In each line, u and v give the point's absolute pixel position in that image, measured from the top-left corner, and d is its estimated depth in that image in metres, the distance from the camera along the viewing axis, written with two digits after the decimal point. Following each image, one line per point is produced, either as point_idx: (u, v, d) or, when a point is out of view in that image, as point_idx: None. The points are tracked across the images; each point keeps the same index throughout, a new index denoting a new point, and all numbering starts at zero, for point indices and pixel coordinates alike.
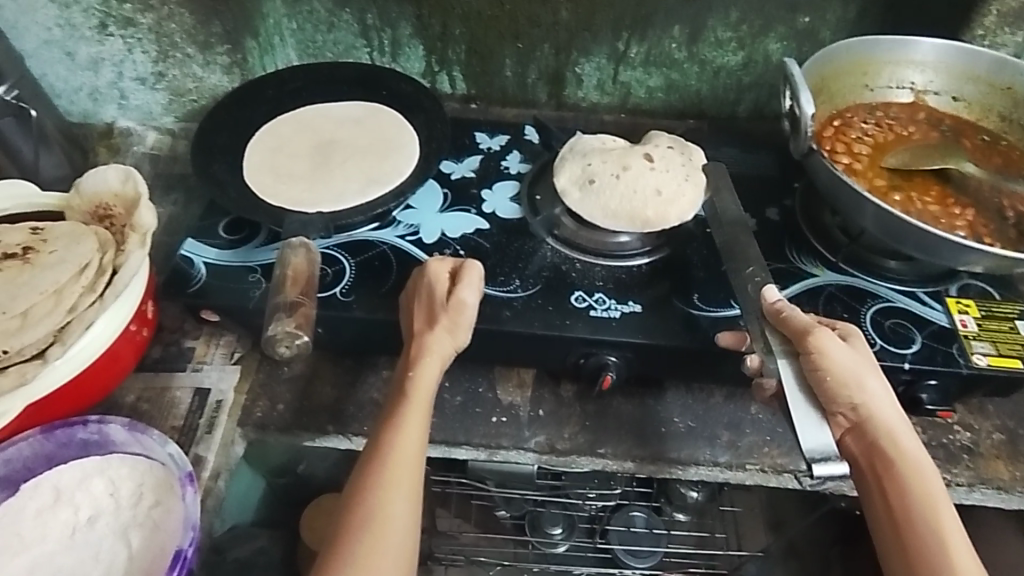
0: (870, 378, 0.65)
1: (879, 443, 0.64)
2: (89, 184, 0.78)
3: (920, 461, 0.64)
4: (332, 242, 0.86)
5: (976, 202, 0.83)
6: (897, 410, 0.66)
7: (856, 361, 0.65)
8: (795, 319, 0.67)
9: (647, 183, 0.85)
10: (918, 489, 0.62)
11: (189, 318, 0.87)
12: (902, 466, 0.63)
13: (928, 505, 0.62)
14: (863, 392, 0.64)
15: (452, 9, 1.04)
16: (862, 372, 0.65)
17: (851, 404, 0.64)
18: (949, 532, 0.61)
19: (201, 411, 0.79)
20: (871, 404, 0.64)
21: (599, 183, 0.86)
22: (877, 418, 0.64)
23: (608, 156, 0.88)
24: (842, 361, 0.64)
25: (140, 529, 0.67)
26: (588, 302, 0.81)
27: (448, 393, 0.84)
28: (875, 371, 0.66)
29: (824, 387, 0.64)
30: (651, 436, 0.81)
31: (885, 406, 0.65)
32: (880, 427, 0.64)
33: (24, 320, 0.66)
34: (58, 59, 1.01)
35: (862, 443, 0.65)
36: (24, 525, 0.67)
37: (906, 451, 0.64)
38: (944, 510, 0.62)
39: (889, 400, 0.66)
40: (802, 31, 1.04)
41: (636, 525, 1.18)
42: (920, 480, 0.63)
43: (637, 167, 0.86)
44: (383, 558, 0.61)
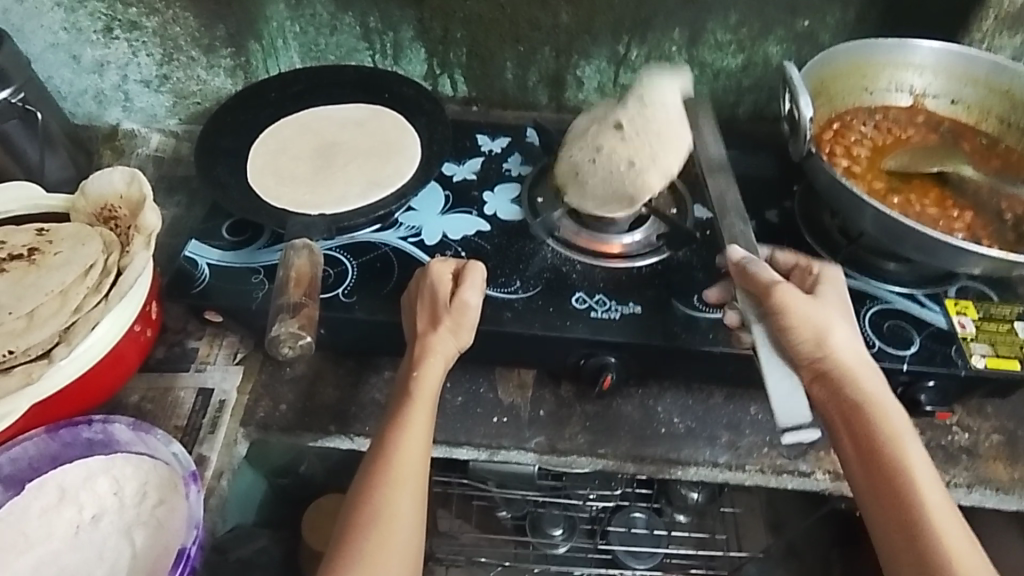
0: (836, 325, 0.68)
1: (844, 390, 0.66)
2: (95, 186, 0.79)
3: (886, 403, 0.66)
4: (334, 244, 0.87)
5: (975, 205, 0.83)
6: (861, 353, 0.68)
7: (823, 311, 0.68)
8: (760, 278, 0.68)
9: (621, 157, 0.85)
10: (885, 430, 0.65)
11: (193, 319, 0.87)
12: (868, 408, 0.66)
13: (895, 447, 0.64)
14: (830, 340, 0.67)
15: (454, 13, 1.05)
16: (830, 321, 0.68)
17: (819, 352, 0.67)
18: (915, 469, 0.64)
19: (204, 411, 0.80)
20: (837, 351, 0.67)
21: (582, 173, 0.87)
22: (845, 365, 0.67)
23: (590, 141, 0.88)
24: (805, 312, 0.67)
25: (144, 528, 0.68)
26: (588, 303, 0.81)
27: (450, 393, 0.85)
28: (843, 319, 0.69)
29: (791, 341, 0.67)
30: (651, 437, 0.82)
31: (851, 350, 0.68)
32: (845, 371, 0.67)
33: (30, 320, 0.67)
34: (64, 62, 1.02)
35: (828, 390, 0.67)
36: (29, 523, 0.67)
37: (871, 395, 0.66)
38: (911, 449, 0.65)
39: (855, 345, 0.68)
40: (801, 34, 1.05)
41: (636, 527, 1.19)
42: (886, 422, 0.65)
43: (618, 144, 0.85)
44: (390, 556, 0.61)
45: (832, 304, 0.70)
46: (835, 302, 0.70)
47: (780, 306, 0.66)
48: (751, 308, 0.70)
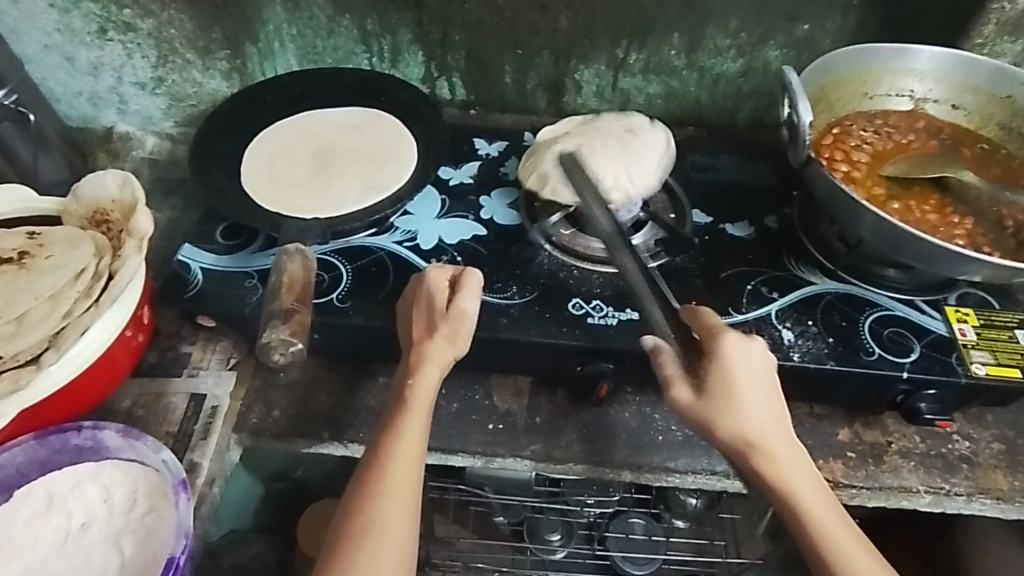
0: (742, 407, 0.64)
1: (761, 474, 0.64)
2: (88, 189, 0.79)
3: (797, 479, 0.63)
4: (330, 248, 0.86)
5: (975, 212, 0.82)
6: (772, 427, 0.65)
7: (725, 394, 0.64)
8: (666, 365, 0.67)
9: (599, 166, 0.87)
10: (804, 513, 0.62)
11: (186, 323, 0.87)
12: (786, 491, 0.63)
13: (819, 526, 0.62)
14: (734, 427, 0.64)
15: (452, 17, 1.05)
16: (732, 402, 0.64)
17: (727, 442, 0.64)
18: (844, 546, 0.61)
19: (197, 417, 0.79)
20: (746, 436, 0.64)
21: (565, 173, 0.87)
22: (755, 448, 0.64)
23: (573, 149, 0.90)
24: (705, 401, 0.64)
25: (133, 536, 0.67)
26: (585, 309, 0.80)
27: (445, 400, 0.84)
28: (746, 397, 0.65)
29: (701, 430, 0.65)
30: (648, 445, 0.81)
31: (758, 429, 0.64)
32: (757, 456, 0.64)
33: (20, 324, 0.66)
34: (59, 64, 1.01)
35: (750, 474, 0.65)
36: (16, 531, 0.66)
37: (785, 473, 0.64)
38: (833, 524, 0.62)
39: (762, 421, 0.65)
40: (801, 39, 1.05)
41: (635, 532, 1.18)
42: (806, 500, 0.63)
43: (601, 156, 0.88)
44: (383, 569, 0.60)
45: (736, 384, 0.65)
46: (740, 380, 0.65)
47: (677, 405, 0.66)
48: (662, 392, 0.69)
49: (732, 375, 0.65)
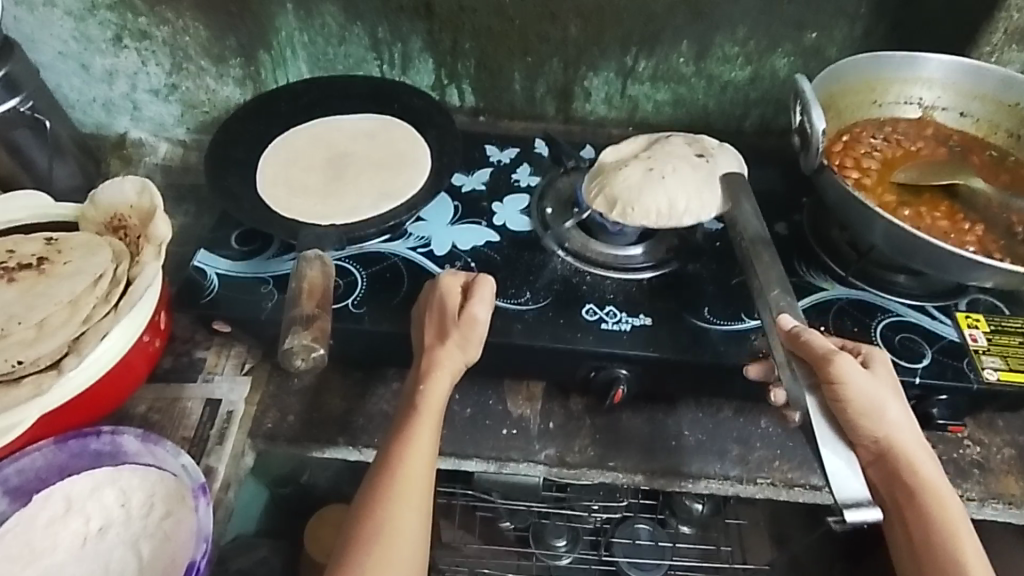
0: (895, 402, 0.65)
1: (899, 473, 0.64)
2: (105, 196, 0.79)
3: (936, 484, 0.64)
4: (345, 254, 0.87)
5: (986, 219, 0.83)
6: (910, 436, 0.65)
7: (881, 389, 0.64)
8: (816, 344, 0.63)
9: (661, 191, 0.83)
10: (940, 521, 0.63)
11: (201, 329, 0.87)
12: (923, 495, 0.63)
13: (950, 535, 0.62)
14: (886, 422, 0.63)
15: (463, 24, 1.05)
16: (888, 398, 0.64)
17: (874, 434, 0.64)
18: (971, 556, 0.61)
19: (212, 422, 0.79)
20: (895, 434, 0.64)
21: (625, 194, 0.83)
22: (900, 449, 0.64)
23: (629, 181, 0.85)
24: (864, 388, 0.62)
25: (151, 540, 0.67)
26: (598, 315, 0.81)
27: (458, 405, 0.84)
28: (899, 400, 0.65)
29: (848, 418, 0.62)
30: (661, 450, 0.81)
31: (906, 430, 0.65)
32: (900, 457, 0.64)
33: (39, 331, 0.67)
34: (74, 70, 1.03)
35: (883, 471, 0.65)
36: (35, 535, 0.67)
37: (925, 477, 0.64)
38: (966, 534, 0.63)
39: (908, 425, 0.65)
40: (809, 48, 1.06)
41: (641, 538, 1.18)
42: (941, 506, 0.63)
43: (657, 177, 0.84)
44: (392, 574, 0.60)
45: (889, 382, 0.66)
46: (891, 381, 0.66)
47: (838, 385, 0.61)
48: (803, 377, 0.64)
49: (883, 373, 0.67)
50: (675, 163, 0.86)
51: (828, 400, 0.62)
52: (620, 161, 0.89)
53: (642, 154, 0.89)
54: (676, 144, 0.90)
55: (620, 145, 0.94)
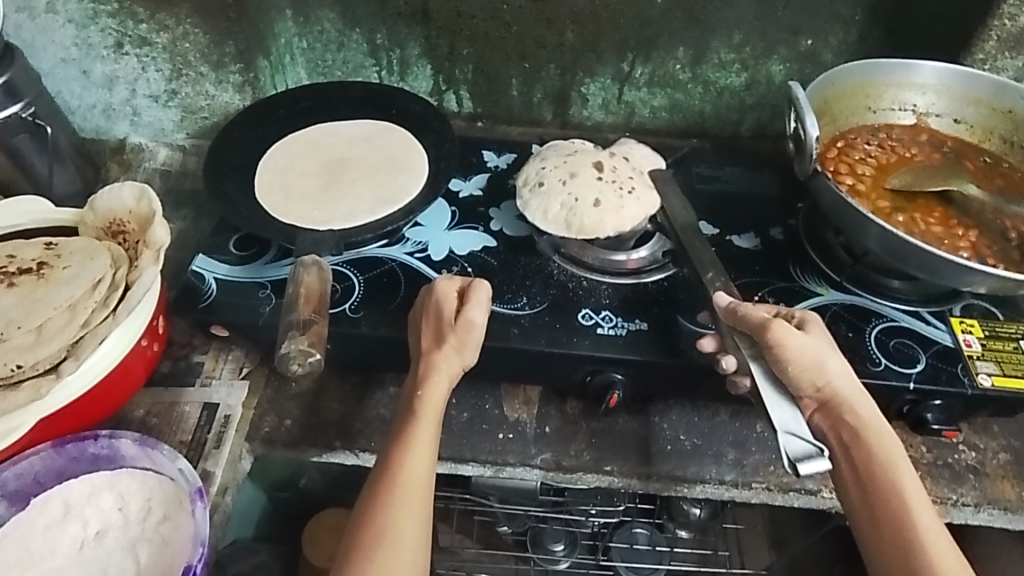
0: (831, 353, 0.68)
1: (845, 421, 0.66)
2: (104, 201, 0.79)
3: (874, 422, 0.65)
4: (342, 259, 0.87)
5: (980, 224, 0.83)
6: (852, 385, 0.67)
7: (813, 344, 0.67)
8: (751, 315, 0.69)
9: (589, 193, 0.87)
10: (881, 456, 0.64)
11: (199, 333, 0.87)
12: (866, 438, 0.65)
13: (892, 468, 0.63)
14: (826, 373, 0.66)
15: (461, 30, 1.06)
16: (825, 351, 0.67)
17: (813, 384, 0.66)
18: (909, 493, 0.62)
19: (209, 426, 0.80)
20: (834, 386, 0.66)
21: (579, 194, 0.87)
22: (840, 397, 0.66)
23: (561, 157, 0.93)
24: (801, 347, 0.66)
25: (149, 544, 0.67)
26: (594, 320, 0.81)
27: (455, 409, 0.85)
28: (838, 355, 0.68)
29: (785, 372, 0.66)
30: (657, 454, 0.82)
31: (846, 378, 0.67)
32: (846, 404, 0.66)
33: (39, 335, 0.67)
34: (74, 77, 1.03)
35: (830, 421, 0.67)
36: (33, 540, 0.67)
37: (865, 421, 0.65)
38: (906, 468, 0.63)
39: (848, 377, 0.67)
40: (804, 54, 1.06)
41: (639, 542, 1.18)
42: (887, 446, 0.64)
43: (592, 180, 0.89)
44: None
45: (826, 341, 0.69)
46: (826, 340, 0.69)
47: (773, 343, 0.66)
48: (746, 346, 0.70)
49: (807, 346, 0.66)
50: (607, 167, 0.91)
51: (767, 360, 0.67)
52: (586, 155, 0.93)
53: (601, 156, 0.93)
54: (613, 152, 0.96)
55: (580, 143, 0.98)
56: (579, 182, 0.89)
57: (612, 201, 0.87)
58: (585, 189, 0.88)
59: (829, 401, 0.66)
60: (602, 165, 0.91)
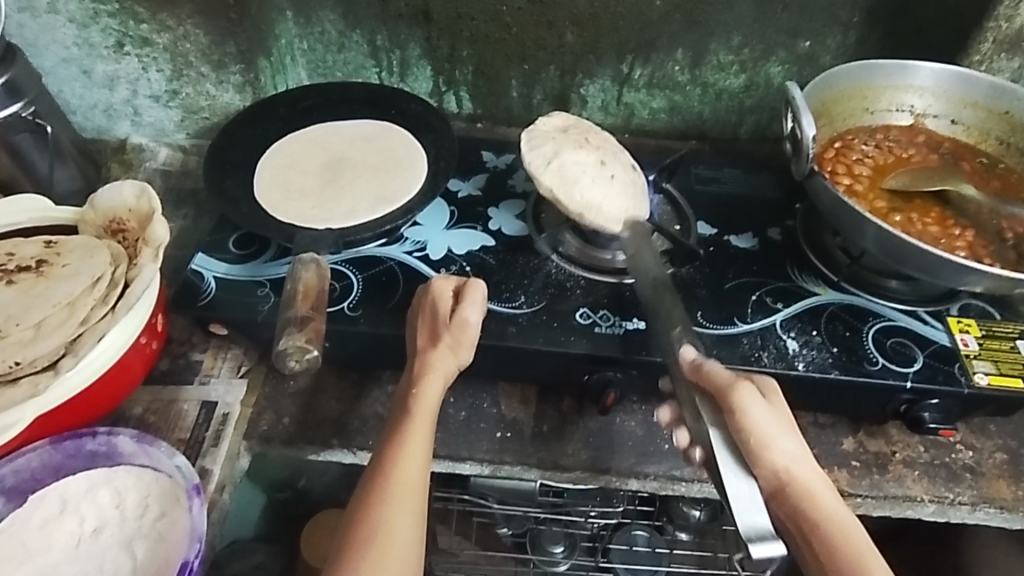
0: (787, 433, 0.64)
1: (802, 507, 0.62)
2: (104, 199, 0.80)
3: (833, 512, 0.62)
4: (340, 258, 0.87)
5: (976, 224, 0.83)
6: (806, 468, 0.64)
7: (775, 421, 0.63)
8: (716, 375, 0.64)
9: (618, 179, 0.89)
10: (842, 544, 0.60)
11: (198, 331, 0.88)
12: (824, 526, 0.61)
13: (855, 558, 0.60)
14: (783, 456, 0.62)
15: (461, 32, 1.07)
16: (785, 427, 0.64)
17: (774, 469, 0.62)
18: None
19: (208, 424, 0.80)
20: (795, 470, 0.63)
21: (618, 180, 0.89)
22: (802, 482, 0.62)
23: (599, 134, 0.94)
24: (761, 421, 0.62)
25: (146, 540, 0.67)
26: (592, 319, 0.81)
27: (453, 408, 0.85)
28: (794, 435, 0.64)
29: (748, 449, 0.61)
30: (654, 453, 0.82)
31: (801, 460, 0.64)
32: (802, 489, 0.62)
33: (38, 331, 0.67)
34: (76, 76, 1.04)
35: (787, 510, 0.63)
36: (30, 535, 0.67)
37: (827, 510, 0.62)
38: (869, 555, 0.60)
39: (808, 459, 0.64)
40: (803, 56, 1.07)
41: (638, 544, 1.22)
42: (846, 535, 0.61)
43: (611, 168, 0.89)
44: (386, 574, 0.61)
45: (782, 418, 0.64)
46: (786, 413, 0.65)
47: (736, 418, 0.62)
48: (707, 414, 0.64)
49: (763, 427, 0.62)
50: (606, 151, 0.91)
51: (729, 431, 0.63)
52: (584, 138, 0.91)
53: (592, 141, 0.92)
54: (580, 128, 0.94)
55: (560, 118, 0.95)
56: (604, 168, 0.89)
57: (617, 185, 0.88)
58: (621, 169, 0.90)
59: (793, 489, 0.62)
60: (582, 141, 0.91)
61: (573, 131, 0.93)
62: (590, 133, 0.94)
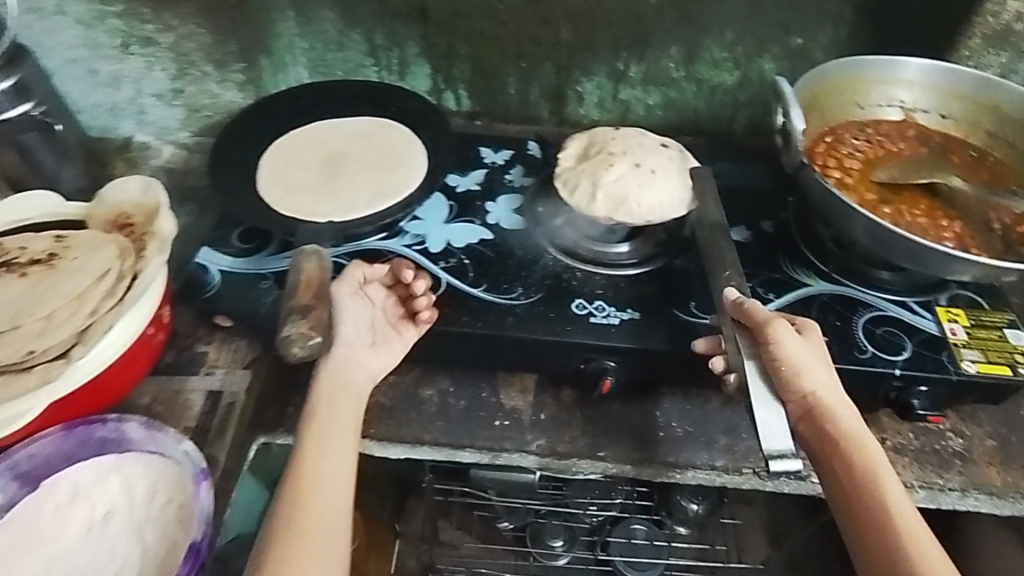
0: (819, 361, 0.66)
1: (829, 427, 0.64)
2: (111, 195, 0.82)
3: (860, 436, 0.64)
4: (342, 251, 0.90)
5: (964, 215, 0.85)
6: (837, 393, 0.66)
7: (809, 352, 0.66)
8: (756, 311, 0.68)
9: (638, 188, 0.87)
10: (864, 464, 0.62)
11: (202, 324, 0.90)
12: (850, 445, 0.63)
13: (875, 477, 0.62)
14: (817, 380, 0.65)
15: (458, 30, 1.09)
16: (818, 362, 0.66)
17: (806, 391, 0.65)
18: (902, 513, 0.60)
19: (214, 413, 0.82)
20: (826, 396, 0.65)
21: (633, 191, 0.86)
22: (830, 407, 0.64)
23: (616, 138, 0.93)
24: (797, 351, 0.65)
25: (154, 526, 0.69)
26: (588, 309, 0.83)
27: (453, 397, 0.87)
28: (828, 366, 0.67)
29: (782, 374, 0.65)
30: (650, 441, 0.83)
31: (832, 387, 0.66)
32: (831, 410, 0.64)
33: (48, 322, 0.70)
34: (81, 76, 1.06)
35: (815, 429, 0.64)
36: (43, 520, 0.69)
37: (853, 433, 0.64)
38: (889, 479, 0.62)
39: (838, 389, 0.66)
40: (795, 52, 1.09)
41: (637, 537, 1.21)
42: (869, 456, 0.63)
43: (637, 180, 0.87)
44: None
45: (815, 354, 0.67)
46: (820, 345, 0.68)
47: (772, 346, 0.65)
48: (744, 345, 0.68)
49: (796, 356, 0.65)
50: (647, 164, 0.89)
51: (765, 363, 0.66)
52: (627, 150, 0.91)
53: (633, 152, 0.91)
54: (640, 141, 0.93)
55: (629, 131, 0.96)
56: (633, 178, 0.87)
57: (661, 176, 0.88)
58: (652, 182, 0.87)
59: (824, 411, 0.64)
60: (623, 152, 0.91)
61: (628, 142, 0.93)
62: (645, 145, 0.92)
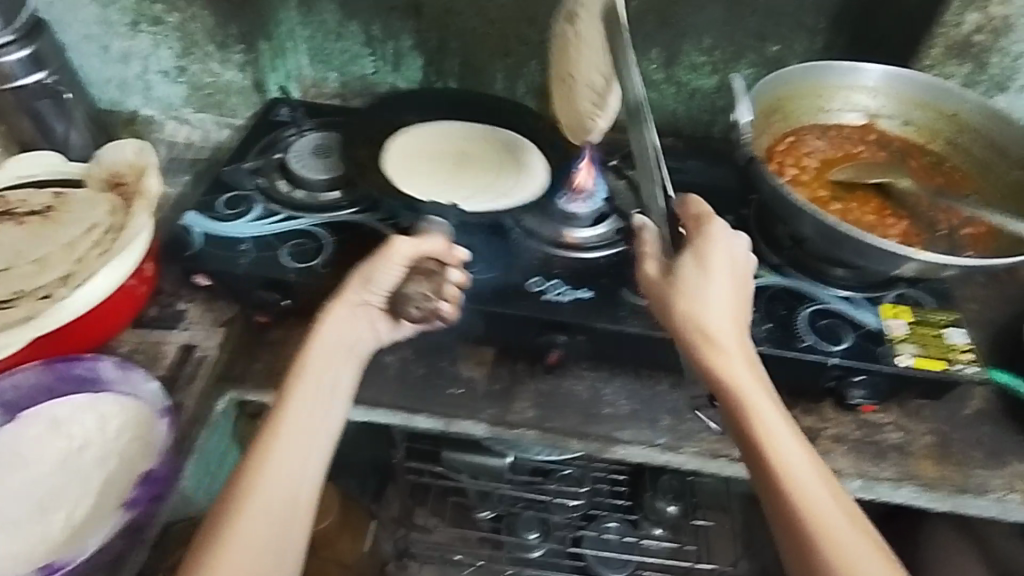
0: (700, 293, 0.68)
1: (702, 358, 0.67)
2: (109, 156, 0.89)
3: (732, 365, 0.65)
4: (316, 221, 0.95)
5: (912, 215, 0.89)
6: (719, 322, 0.67)
7: (692, 283, 0.69)
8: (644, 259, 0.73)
9: None
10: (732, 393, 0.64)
11: (186, 284, 0.95)
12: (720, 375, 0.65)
13: (741, 404, 0.64)
14: (687, 313, 0.67)
15: (449, 25, 1.15)
16: (700, 292, 0.68)
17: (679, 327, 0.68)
18: (771, 437, 0.62)
19: (187, 363, 0.87)
20: (705, 329, 0.67)
21: None
22: (706, 338, 0.66)
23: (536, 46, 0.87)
24: (671, 289, 0.69)
25: (119, 458, 0.75)
26: (543, 287, 0.87)
27: (413, 364, 0.91)
28: (713, 293, 0.68)
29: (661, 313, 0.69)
30: (597, 416, 0.87)
31: (712, 316, 0.67)
32: (702, 342, 0.66)
33: (41, 265, 0.78)
34: (95, 52, 1.14)
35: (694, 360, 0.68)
36: (23, 447, 0.75)
37: (726, 364, 0.65)
38: (758, 404, 0.64)
39: (724, 318, 0.67)
40: (772, 59, 1.13)
41: (610, 533, 1.25)
42: (738, 384, 0.64)
43: None
44: (271, 522, 0.62)
45: (699, 283, 0.69)
46: (709, 272, 0.69)
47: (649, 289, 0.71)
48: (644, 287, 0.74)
49: (668, 294, 0.69)
50: None
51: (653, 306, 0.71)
52: None
53: None
54: None
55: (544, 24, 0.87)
56: None
57: None
58: None
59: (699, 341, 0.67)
60: None
61: None
62: None
